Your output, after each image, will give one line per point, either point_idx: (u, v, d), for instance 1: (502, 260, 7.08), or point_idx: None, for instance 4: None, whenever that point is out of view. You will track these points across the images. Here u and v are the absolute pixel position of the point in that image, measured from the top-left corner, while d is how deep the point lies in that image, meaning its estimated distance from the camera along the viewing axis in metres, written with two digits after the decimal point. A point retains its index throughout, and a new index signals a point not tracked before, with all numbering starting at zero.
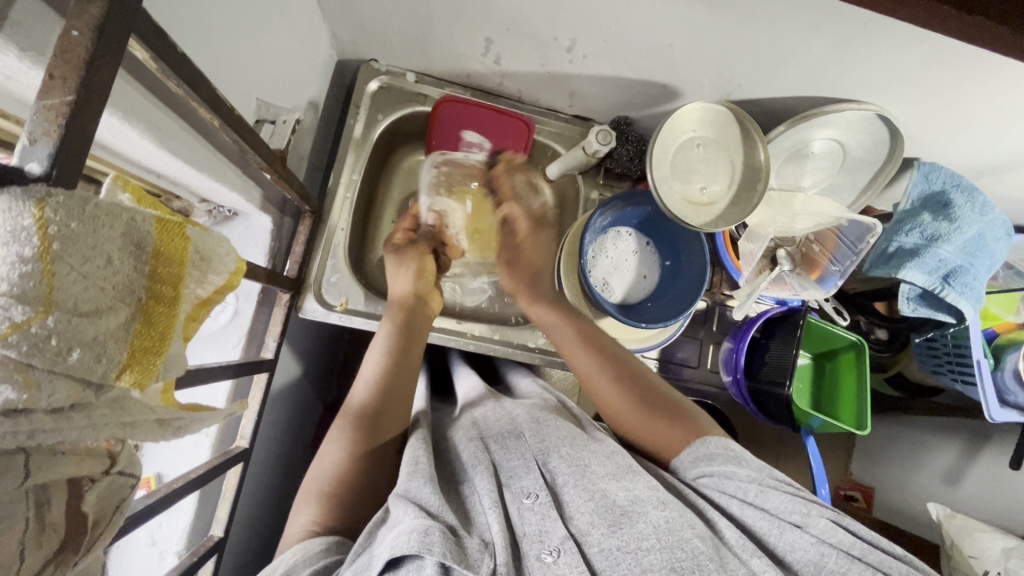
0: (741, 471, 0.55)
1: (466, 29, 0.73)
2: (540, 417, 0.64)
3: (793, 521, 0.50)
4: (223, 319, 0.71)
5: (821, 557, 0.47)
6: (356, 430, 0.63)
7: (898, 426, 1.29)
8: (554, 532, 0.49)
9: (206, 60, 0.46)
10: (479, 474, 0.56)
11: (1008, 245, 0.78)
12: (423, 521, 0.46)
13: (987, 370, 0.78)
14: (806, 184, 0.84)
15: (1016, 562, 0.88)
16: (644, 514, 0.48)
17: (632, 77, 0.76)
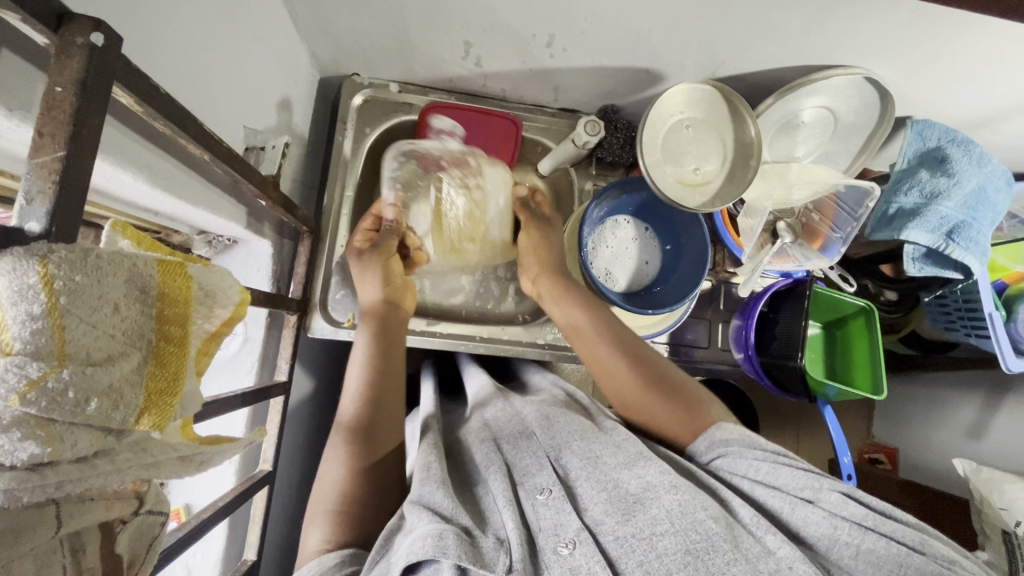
0: (752, 449, 0.56)
1: (444, 34, 0.73)
2: (550, 415, 0.64)
3: (805, 497, 0.51)
4: (234, 347, 0.73)
5: (835, 530, 0.47)
6: (352, 446, 0.63)
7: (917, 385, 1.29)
8: (569, 524, 0.49)
9: (190, 96, 0.47)
10: (492, 475, 0.57)
11: (1010, 194, 0.77)
12: (437, 526, 0.47)
13: (1000, 327, 0.79)
14: (800, 154, 0.82)
15: None
16: (657, 500, 0.49)
17: (614, 65, 0.76)
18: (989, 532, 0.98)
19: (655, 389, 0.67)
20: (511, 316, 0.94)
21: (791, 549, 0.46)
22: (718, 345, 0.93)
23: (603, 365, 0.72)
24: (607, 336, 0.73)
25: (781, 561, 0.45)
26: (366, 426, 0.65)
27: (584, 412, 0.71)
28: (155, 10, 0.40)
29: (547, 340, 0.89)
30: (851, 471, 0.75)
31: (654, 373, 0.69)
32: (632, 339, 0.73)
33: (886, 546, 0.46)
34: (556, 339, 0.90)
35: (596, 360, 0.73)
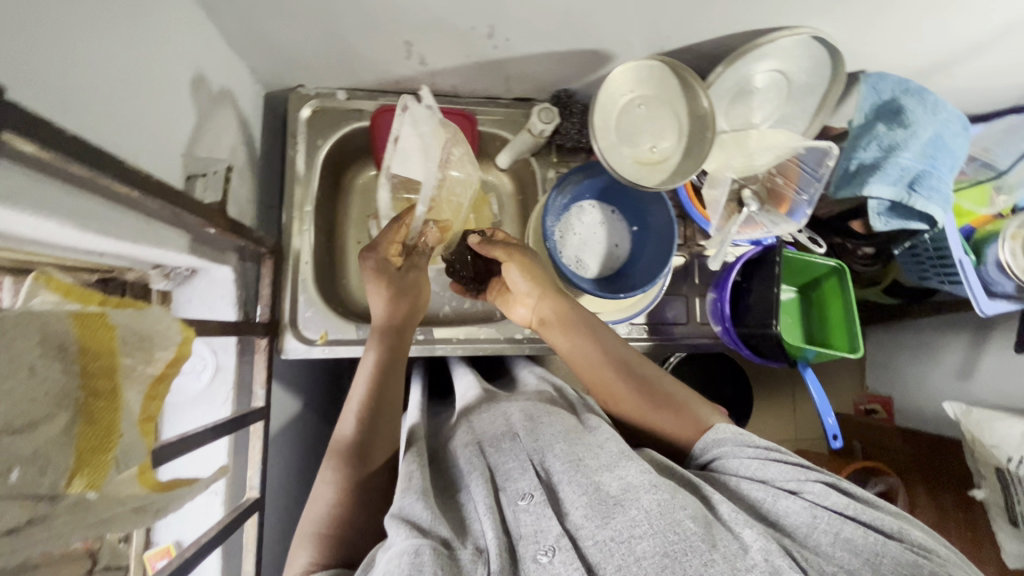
0: (745, 445, 0.57)
1: (383, 36, 0.71)
2: (534, 416, 0.64)
3: (790, 489, 0.52)
4: (206, 378, 0.71)
5: (814, 520, 0.49)
6: (345, 467, 0.63)
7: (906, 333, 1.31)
8: (549, 531, 0.49)
9: (109, 131, 0.45)
10: (474, 481, 0.56)
11: (967, 138, 0.76)
12: (415, 542, 0.46)
13: (970, 270, 0.80)
14: (758, 120, 0.81)
15: None
16: (637, 501, 0.49)
17: (560, 50, 0.75)
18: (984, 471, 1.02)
19: (656, 403, 0.68)
20: (489, 312, 0.93)
21: (766, 542, 0.46)
22: (698, 319, 0.93)
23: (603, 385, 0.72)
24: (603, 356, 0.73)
25: (757, 554, 0.45)
26: (366, 444, 0.65)
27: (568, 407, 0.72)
28: (52, 46, 0.38)
29: (526, 334, 0.89)
30: (836, 432, 0.75)
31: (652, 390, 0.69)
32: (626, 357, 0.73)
33: (864, 535, 0.47)
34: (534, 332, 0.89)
35: (601, 383, 0.72)
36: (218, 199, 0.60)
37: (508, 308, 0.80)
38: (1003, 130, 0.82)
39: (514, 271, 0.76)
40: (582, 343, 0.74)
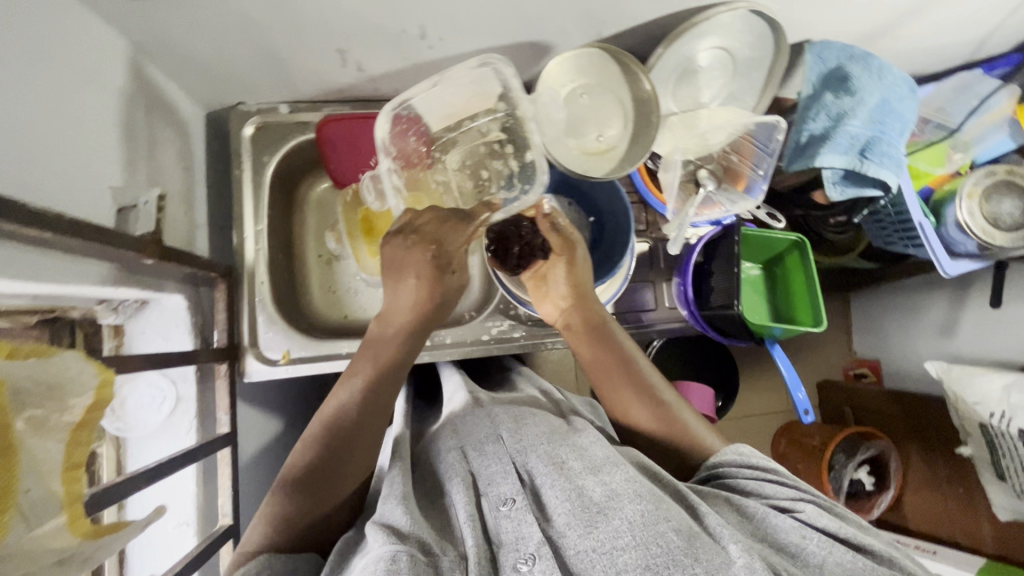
0: (745, 465, 0.61)
1: (315, 46, 0.69)
2: (519, 418, 0.65)
3: (783, 507, 0.55)
4: (167, 410, 0.70)
5: (803, 539, 0.51)
6: (311, 471, 0.58)
7: (891, 296, 1.35)
8: (530, 538, 0.49)
9: (15, 176, 0.44)
10: (456, 487, 0.57)
11: (916, 100, 0.76)
12: (392, 548, 0.47)
13: (930, 232, 0.80)
14: (706, 99, 0.80)
15: (1016, 397, 0.94)
16: (620, 510, 0.49)
17: (498, 44, 0.73)
18: (969, 428, 1.06)
19: (665, 415, 0.70)
20: (458, 316, 0.89)
21: (750, 559, 0.46)
22: (666, 305, 0.91)
23: (615, 392, 0.74)
24: (619, 363, 0.75)
25: (740, 570, 0.45)
26: (346, 442, 0.61)
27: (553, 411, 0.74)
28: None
29: (493, 334, 0.87)
30: (807, 406, 0.75)
31: (662, 403, 0.71)
32: (643, 368, 0.75)
33: (854, 558, 0.48)
34: (502, 332, 0.87)
35: (614, 390, 0.74)
36: (151, 229, 0.59)
37: (537, 300, 0.82)
38: (953, 88, 0.83)
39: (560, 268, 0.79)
40: (605, 347, 0.76)
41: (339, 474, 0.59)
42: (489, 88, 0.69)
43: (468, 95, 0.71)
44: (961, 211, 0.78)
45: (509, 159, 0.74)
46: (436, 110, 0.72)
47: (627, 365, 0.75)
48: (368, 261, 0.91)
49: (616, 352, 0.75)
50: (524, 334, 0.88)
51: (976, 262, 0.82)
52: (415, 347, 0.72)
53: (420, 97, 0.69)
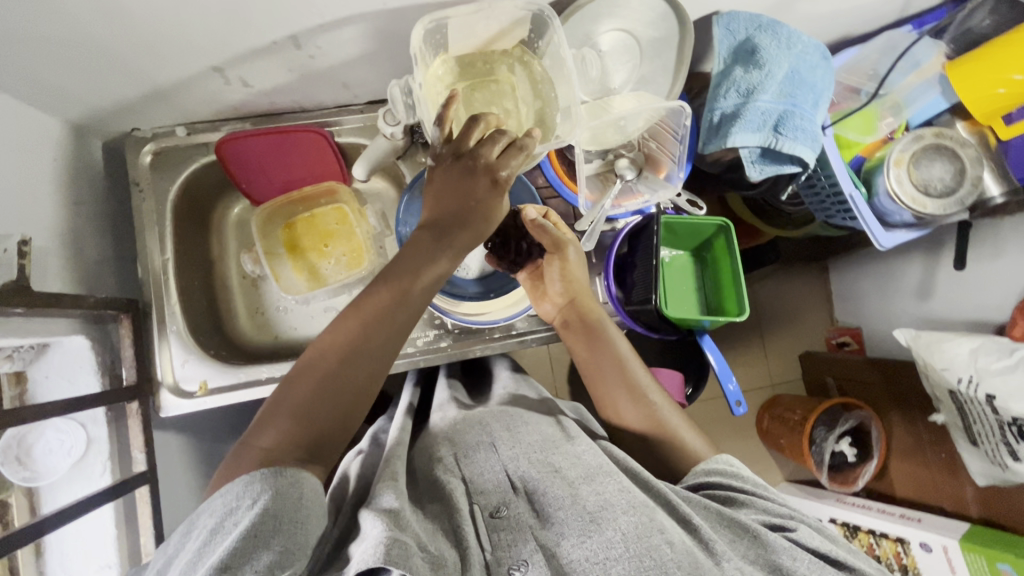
0: (736, 477, 0.63)
1: (190, 67, 0.66)
2: (511, 426, 0.68)
3: (774, 524, 0.57)
4: (77, 454, 0.69)
5: (794, 561, 0.52)
6: (326, 379, 0.54)
7: (872, 260, 1.31)
8: (522, 546, 0.53)
9: None
10: (450, 488, 0.60)
11: (830, 68, 0.72)
12: (390, 534, 0.48)
13: (862, 204, 0.76)
14: (616, 84, 0.75)
15: (984, 361, 0.91)
16: (614, 521, 0.51)
17: (384, 46, 0.70)
18: (940, 395, 1.02)
19: (654, 423, 0.72)
20: None
21: None
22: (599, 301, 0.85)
23: (610, 400, 0.76)
24: (615, 368, 0.75)
25: None
26: (376, 352, 0.56)
27: (540, 409, 0.76)
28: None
29: (419, 344, 0.83)
30: (738, 397, 0.73)
31: (651, 410, 0.73)
32: (638, 372, 0.75)
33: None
34: (428, 341, 0.83)
35: (606, 392, 0.76)
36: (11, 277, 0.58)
37: (535, 299, 0.80)
38: (880, 49, 0.79)
39: (555, 271, 0.76)
40: (601, 351, 0.76)
41: (358, 386, 0.55)
42: (517, 32, 0.66)
43: (501, 35, 0.66)
44: (891, 181, 0.74)
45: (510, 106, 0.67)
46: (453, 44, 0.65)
47: (622, 370, 0.75)
48: (290, 278, 0.87)
49: (606, 357, 0.76)
50: (451, 341, 0.84)
51: (913, 231, 0.78)
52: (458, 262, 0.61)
53: (458, 20, 0.62)
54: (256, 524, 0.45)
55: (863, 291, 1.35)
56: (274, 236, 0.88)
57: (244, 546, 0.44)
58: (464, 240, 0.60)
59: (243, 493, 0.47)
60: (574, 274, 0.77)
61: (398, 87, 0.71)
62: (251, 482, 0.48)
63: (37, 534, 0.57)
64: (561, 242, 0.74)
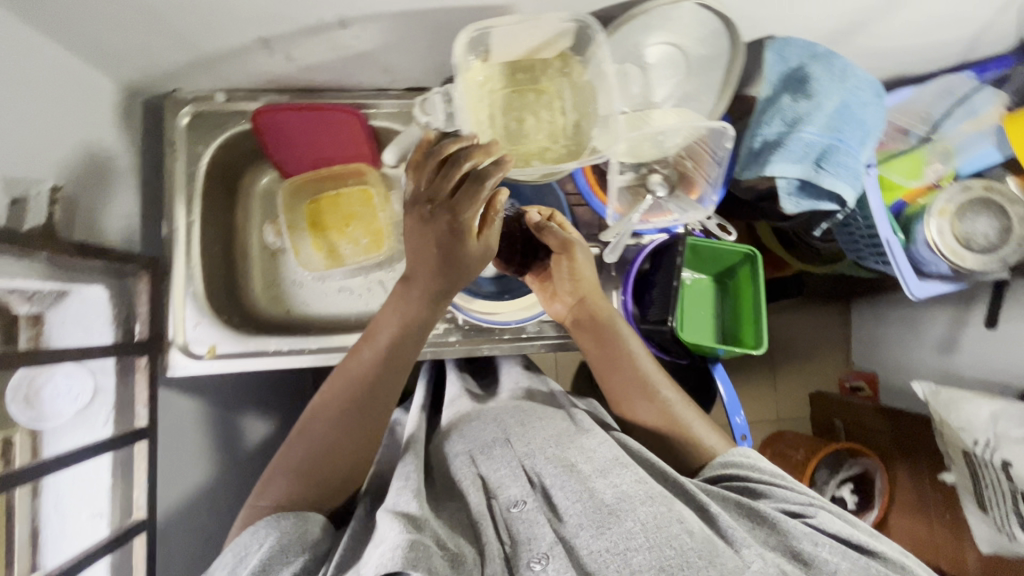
0: (754, 471, 0.62)
1: (235, 35, 0.66)
2: (525, 421, 0.67)
3: (794, 511, 0.57)
4: (83, 401, 0.69)
5: (815, 546, 0.52)
6: (331, 425, 0.61)
7: (897, 305, 1.27)
8: (542, 538, 0.53)
9: None
10: (468, 489, 0.61)
11: (883, 106, 0.70)
12: (409, 537, 0.49)
13: (899, 252, 0.74)
14: (659, 99, 0.73)
15: (1003, 426, 0.87)
16: (632, 512, 0.52)
17: (429, 35, 0.69)
18: (952, 453, 0.98)
19: (668, 422, 0.70)
20: None
21: (762, 563, 0.49)
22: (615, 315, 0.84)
23: (627, 402, 0.73)
24: (627, 364, 0.73)
25: None
26: (374, 399, 0.63)
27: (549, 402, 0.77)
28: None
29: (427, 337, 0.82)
30: (745, 430, 0.71)
31: (665, 408, 0.71)
32: (649, 371, 0.73)
33: (866, 564, 0.51)
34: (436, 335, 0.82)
35: (620, 391, 0.73)
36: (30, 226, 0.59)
37: (544, 300, 0.79)
38: (936, 91, 0.77)
39: (564, 270, 0.75)
40: (614, 349, 0.73)
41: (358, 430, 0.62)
42: (561, 43, 0.65)
43: (547, 45, 0.65)
44: (932, 229, 0.71)
45: (547, 112, 0.66)
46: (499, 47, 0.64)
47: (635, 368, 0.73)
48: (309, 254, 0.89)
49: (617, 353, 0.73)
50: (459, 337, 0.82)
51: (949, 283, 0.75)
52: (440, 308, 0.65)
53: (503, 30, 0.62)
54: (260, 567, 0.49)
55: (886, 338, 1.31)
56: (298, 211, 0.89)
57: None
58: (432, 286, 0.62)
59: (250, 540, 0.52)
60: (585, 271, 0.75)
61: (439, 91, 0.71)
62: (256, 530, 0.53)
63: (36, 475, 0.58)
64: (568, 240, 0.73)
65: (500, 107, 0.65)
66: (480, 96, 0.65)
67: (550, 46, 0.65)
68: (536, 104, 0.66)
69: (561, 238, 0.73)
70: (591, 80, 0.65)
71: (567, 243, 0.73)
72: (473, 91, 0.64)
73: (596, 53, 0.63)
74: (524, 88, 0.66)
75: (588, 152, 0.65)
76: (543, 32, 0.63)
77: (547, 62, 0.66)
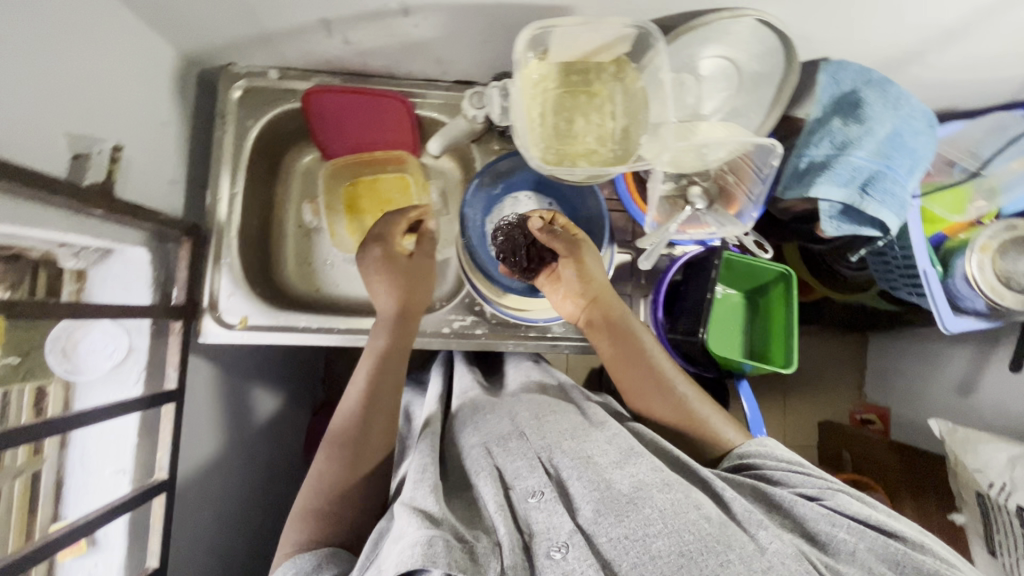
0: (770, 458, 0.63)
1: (299, 16, 0.68)
2: (540, 414, 0.68)
3: (811, 495, 0.57)
4: (117, 359, 0.71)
5: (833, 527, 0.53)
6: (335, 453, 0.67)
7: (916, 341, 1.26)
8: (561, 527, 0.52)
9: None
10: (482, 480, 0.60)
11: (934, 138, 0.70)
12: (427, 533, 0.50)
13: (934, 281, 0.73)
14: (707, 111, 0.73)
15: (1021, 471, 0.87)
16: (650, 500, 0.52)
17: (487, 29, 0.70)
18: (965, 495, 0.97)
19: (686, 415, 0.70)
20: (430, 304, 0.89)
21: (781, 542, 0.50)
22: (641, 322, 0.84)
23: (646, 400, 0.72)
24: (640, 360, 0.72)
25: (773, 556, 0.49)
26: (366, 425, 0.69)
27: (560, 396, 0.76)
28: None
29: (454, 327, 0.83)
30: None
31: (683, 402, 0.70)
32: (662, 366, 0.72)
33: (885, 543, 0.51)
34: (463, 326, 0.83)
35: (637, 389, 0.72)
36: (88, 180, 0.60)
37: (556, 301, 0.78)
38: (986, 128, 0.76)
39: (571, 269, 0.74)
40: (629, 345, 0.73)
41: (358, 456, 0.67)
42: (618, 48, 0.65)
43: (605, 49, 0.65)
44: (972, 263, 0.71)
45: (599, 116, 0.67)
46: (557, 47, 0.64)
47: (650, 364, 0.72)
48: (343, 237, 0.90)
49: (630, 350, 0.73)
50: (486, 330, 0.84)
51: (984, 321, 0.75)
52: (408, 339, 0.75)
53: (564, 30, 0.61)
54: None
55: (901, 373, 1.31)
56: (336, 193, 0.91)
57: None
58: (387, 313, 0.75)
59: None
60: (594, 270, 0.75)
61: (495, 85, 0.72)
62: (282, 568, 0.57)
63: (70, 426, 0.60)
64: (574, 240, 0.73)
65: (553, 108, 0.66)
66: (534, 95, 0.65)
67: (607, 50, 0.65)
68: (587, 108, 0.67)
69: (563, 243, 0.74)
70: (645, 87, 0.65)
71: (572, 244, 0.73)
72: (527, 90, 0.64)
73: (654, 61, 0.62)
74: (576, 90, 0.67)
75: (634, 159, 0.66)
76: (603, 36, 0.63)
77: (601, 66, 0.67)
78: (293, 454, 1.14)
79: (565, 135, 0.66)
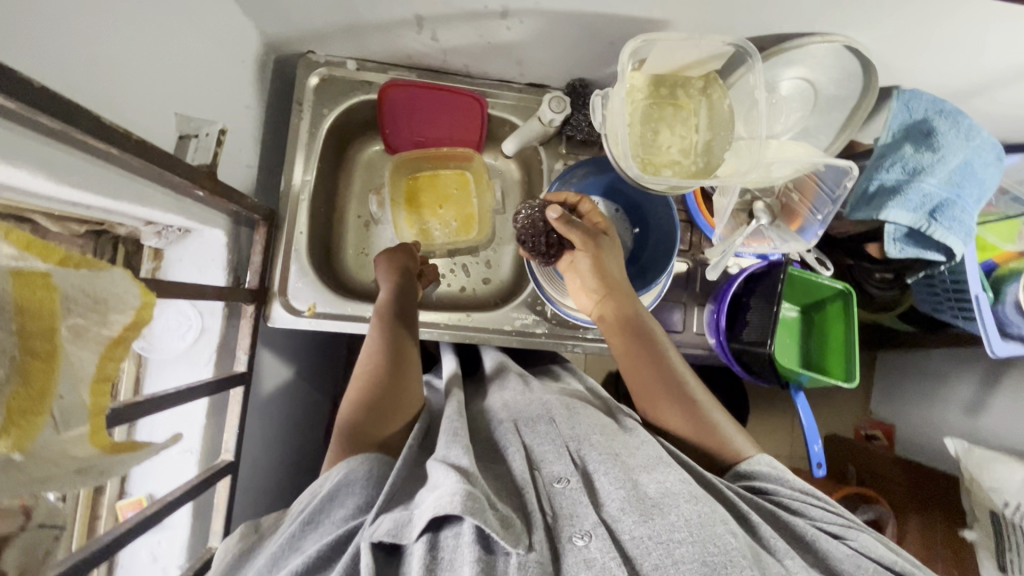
0: (782, 486, 0.62)
1: (397, 10, 0.69)
2: (572, 407, 0.68)
3: (833, 532, 0.57)
4: (191, 339, 0.71)
5: (858, 569, 0.52)
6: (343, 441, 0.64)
7: (920, 360, 1.31)
8: (585, 516, 0.52)
9: (82, 82, 0.46)
10: (513, 453, 0.62)
11: (1001, 168, 0.73)
12: (463, 486, 0.50)
13: (986, 308, 0.76)
14: (781, 130, 0.75)
15: None
16: (676, 507, 0.51)
17: (580, 37, 0.71)
18: (978, 513, 1.00)
19: (693, 419, 0.69)
20: (485, 301, 0.93)
21: None
22: (694, 329, 0.87)
23: (654, 402, 0.71)
24: (648, 361, 0.72)
25: None
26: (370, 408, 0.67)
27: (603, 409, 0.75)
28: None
29: (516, 325, 0.86)
30: (821, 459, 0.75)
31: (690, 407, 0.69)
32: (669, 367, 0.72)
33: None
34: (525, 325, 0.86)
35: (645, 388, 0.72)
36: (207, 163, 0.61)
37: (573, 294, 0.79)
38: None
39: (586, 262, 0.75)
40: (638, 344, 0.72)
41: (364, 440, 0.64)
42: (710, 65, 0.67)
43: (697, 64, 0.67)
44: None
45: (685, 128, 0.69)
46: (652, 60, 0.66)
47: (659, 364, 0.72)
48: (404, 230, 0.91)
49: (639, 348, 0.72)
50: (547, 331, 0.86)
51: None
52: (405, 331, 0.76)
53: (665, 43, 0.64)
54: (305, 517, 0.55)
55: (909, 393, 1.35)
56: (399, 186, 0.91)
57: (308, 523, 0.54)
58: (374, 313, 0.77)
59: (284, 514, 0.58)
60: (608, 265, 0.75)
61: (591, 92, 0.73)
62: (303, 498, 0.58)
63: None
64: (589, 234, 0.74)
65: (640, 116, 0.68)
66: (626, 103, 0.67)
67: (698, 66, 0.68)
68: (673, 120, 0.69)
69: (575, 236, 0.74)
70: (731, 105, 0.67)
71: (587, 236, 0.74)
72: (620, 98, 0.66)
73: (747, 78, 0.65)
74: (664, 102, 0.69)
75: (717, 173, 0.68)
76: (698, 52, 0.65)
77: (688, 82, 0.69)
78: (320, 444, 1.14)
79: (649, 144, 0.68)
